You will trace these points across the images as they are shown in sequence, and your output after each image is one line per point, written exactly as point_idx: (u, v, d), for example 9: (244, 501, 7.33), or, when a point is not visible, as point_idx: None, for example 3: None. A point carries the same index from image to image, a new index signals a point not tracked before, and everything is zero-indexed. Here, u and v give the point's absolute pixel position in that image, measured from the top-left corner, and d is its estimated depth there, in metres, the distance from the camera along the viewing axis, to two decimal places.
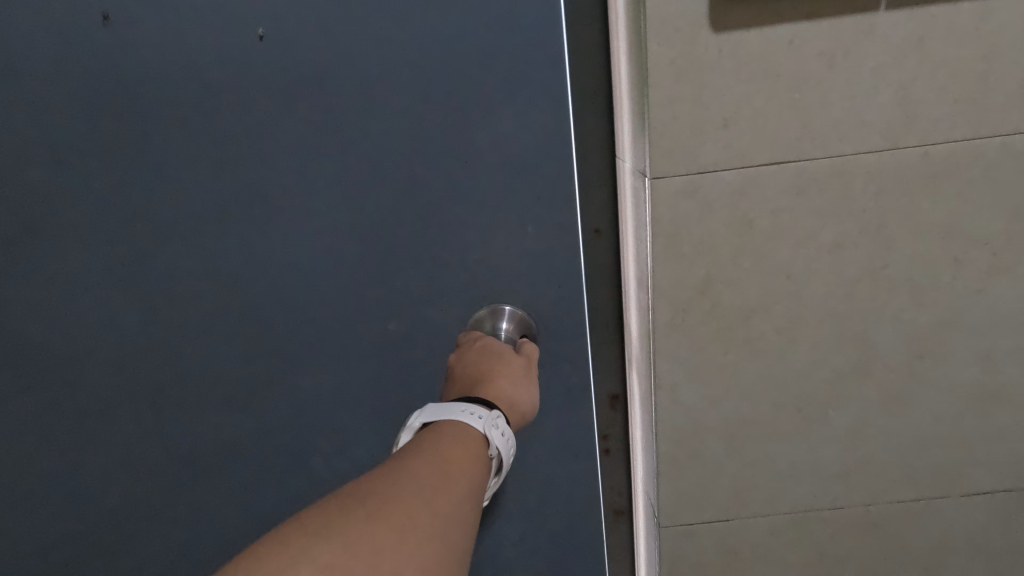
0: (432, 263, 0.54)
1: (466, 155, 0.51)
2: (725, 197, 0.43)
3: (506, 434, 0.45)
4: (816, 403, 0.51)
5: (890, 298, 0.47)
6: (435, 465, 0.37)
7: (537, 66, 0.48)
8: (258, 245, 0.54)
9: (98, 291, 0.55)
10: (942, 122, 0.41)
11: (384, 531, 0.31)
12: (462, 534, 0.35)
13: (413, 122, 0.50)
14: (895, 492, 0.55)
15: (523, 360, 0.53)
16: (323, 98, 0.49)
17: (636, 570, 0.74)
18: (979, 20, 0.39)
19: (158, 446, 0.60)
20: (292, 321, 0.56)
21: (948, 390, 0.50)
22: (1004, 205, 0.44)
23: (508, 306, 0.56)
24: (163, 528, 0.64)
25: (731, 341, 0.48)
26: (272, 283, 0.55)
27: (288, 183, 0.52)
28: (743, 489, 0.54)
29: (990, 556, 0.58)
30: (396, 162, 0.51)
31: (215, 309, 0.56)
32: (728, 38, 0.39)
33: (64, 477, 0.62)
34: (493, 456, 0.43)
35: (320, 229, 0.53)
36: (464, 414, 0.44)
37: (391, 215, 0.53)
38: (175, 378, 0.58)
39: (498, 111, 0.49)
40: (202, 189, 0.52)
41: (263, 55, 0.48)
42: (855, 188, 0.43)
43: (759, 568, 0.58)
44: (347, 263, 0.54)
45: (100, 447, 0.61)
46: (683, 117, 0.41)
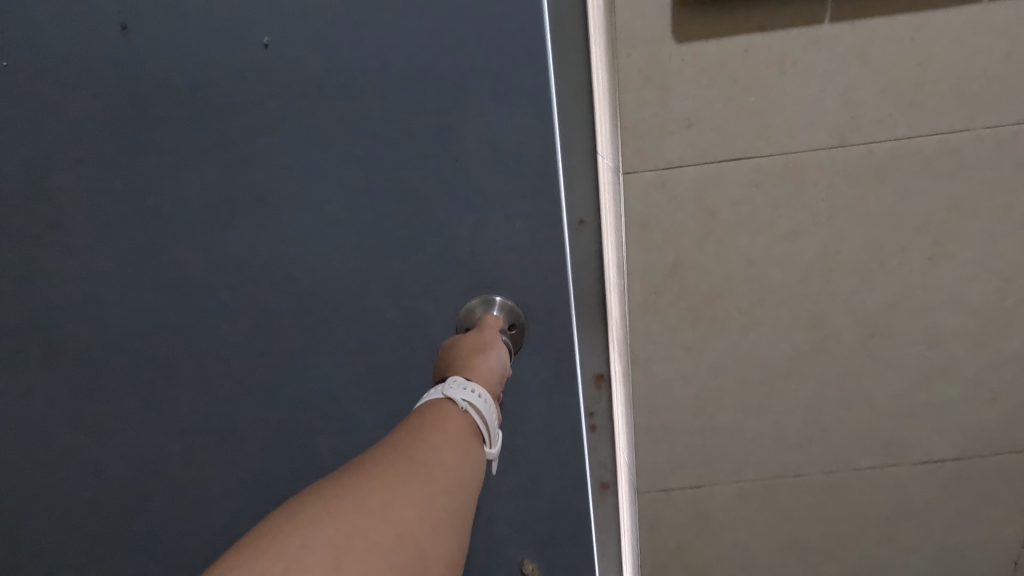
0: (426, 254, 0.59)
1: (456, 153, 0.55)
2: (690, 190, 0.48)
3: (473, 389, 0.45)
4: (778, 378, 0.56)
5: (842, 281, 0.52)
6: (408, 431, 0.39)
7: (521, 72, 0.53)
8: (266, 237, 0.58)
9: (118, 278, 0.60)
10: (883, 122, 0.46)
11: (363, 482, 0.33)
12: (449, 475, 0.36)
13: (408, 124, 0.54)
14: (852, 460, 0.60)
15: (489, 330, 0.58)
16: (325, 101, 0.54)
17: (621, 537, 0.80)
18: (913, 31, 0.43)
19: (173, 422, 0.65)
20: (297, 309, 0.61)
21: (898, 366, 0.55)
22: (943, 197, 0.49)
23: (497, 297, 0.61)
24: (179, 499, 0.69)
25: (699, 321, 0.53)
26: (279, 273, 0.60)
27: (293, 180, 0.56)
28: (714, 456, 0.59)
29: (943, 520, 0.64)
30: (392, 160, 0.56)
31: (226, 296, 0.60)
32: (690, 47, 0.43)
33: (87, 452, 0.66)
34: (465, 407, 0.44)
35: (324, 224, 0.58)
36: (428, 394, 0.46)
37: (389, 210, 0.58)
38: (189, 359, 0.63)
39: (486, 112, 0.54)
40: (215, 185, 0.57)
41: (269, 62, 0.53)
42: (807, 181, 0.48)
43: (729, 530, 0.63)
44: (348, 254, 0.59)
45: (119, 425, 0.65)
46: (651, 118, 0.45)
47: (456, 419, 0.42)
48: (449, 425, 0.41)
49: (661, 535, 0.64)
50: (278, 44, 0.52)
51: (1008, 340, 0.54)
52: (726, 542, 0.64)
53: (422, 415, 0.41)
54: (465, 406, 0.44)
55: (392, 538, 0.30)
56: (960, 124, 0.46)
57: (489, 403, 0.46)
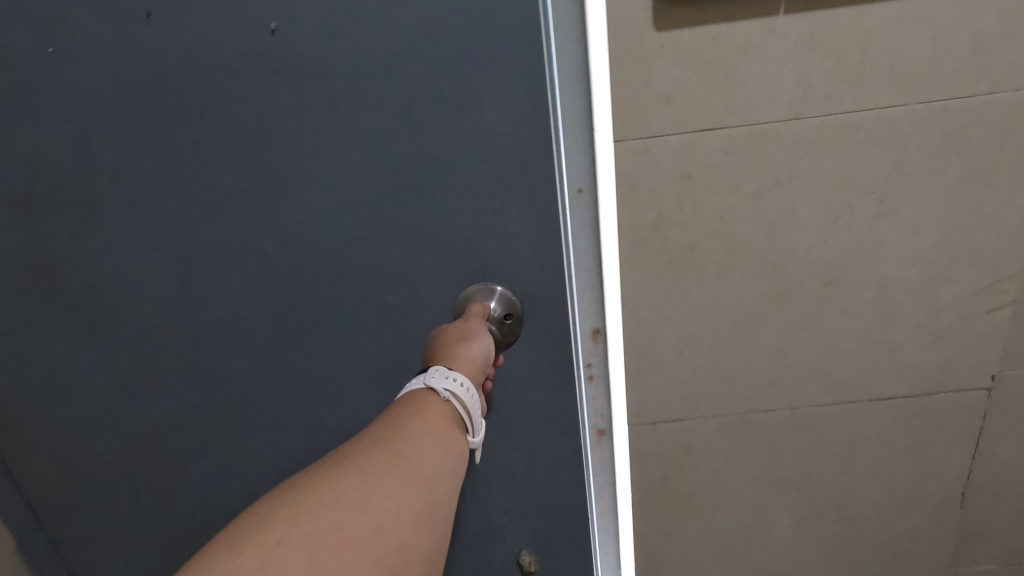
0: (428, 241, 0.61)
1: (453, 141, 0.56)
2: (671, 156, 0.57)
3: (455, 378, 0.50)
4: (748, 321, 0.65)
5: (801, 236, 0.61)
6: (390, 425, 0.44)
7: (530, 60, 0.53)
8: (275, 223, 0.59)
9: (143, 258, 0.60)
10: (832, 98, 0.55)
11: (346, 477, 0.38)
12: (425, 465, 0.41)
13: (408, 113, 0.55)
14: (815, 396, 0.69)
15: (479, 321, 0.60)
16: (326, 86, 0.54)
17: None
18: (855, 21, 0.52)
19: (198, 393, 0.67)
20: (302, 297, 0.62)
21: (852, 312, 0.64)
22: (886, 162, 0.58)
23: (497, 286, 0.62)
24: (207, 467, 0.72)
25: (679, 270, 0.62)
26: (286, 260, 0.61)
27: (300, 169, 0.57)
28: (694, 392, 0.69)
29: (898, 452, 0.73)
30: (394, 150, 0.56)
31: (242, 279, 0.61)
32: (668, 35, 0.52)
33: (116, 425, 0.69)
34: (444, 396, 0.48)
35: (326, 211, 0.59)
36: (415, 381, 0.51)
37: (390, 198, 0.58)
38: (212, 334, 0.64)
39: (482, 100, 0.54)
40: (229, 170, 0.57)
41: (275, 47, 0.52)
42: (769, 149, 0.57)
43: (709, 458, 0.73)
44: (351, 241, 0.60)
45: (147, 396, 0.67)
46: (636, 95, 0.55)
47: (434, 411, 0.47)
48: (429, 418, 0.46)
49: (649, 463, 0.73)
50: (283, 29, 0.51)
51: (947, 288, 0.63)
52: (706, 471, 0.74)
53: (405, 408, 0.46)
54: (446, 396, 0.48)
55: (370, 533, 0.35)
56: (897, 99, 0.55)
57: (471, 392, 0.50)
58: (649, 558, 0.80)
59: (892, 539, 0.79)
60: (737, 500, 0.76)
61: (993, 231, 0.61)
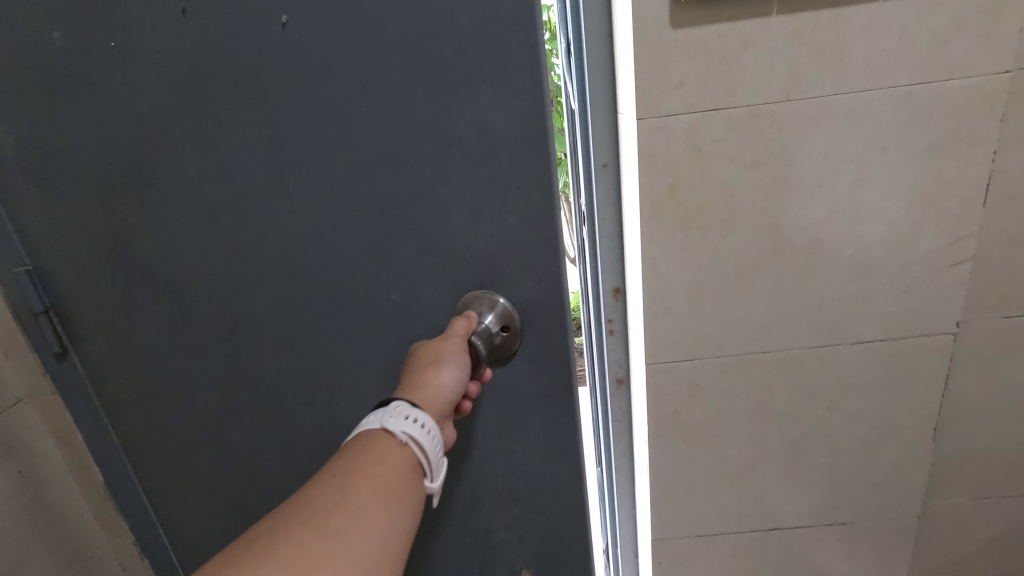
0: (428, 242, 0.59)
1: (451, 139, 0.54)
2: (683, 131, 0.69)
3: (415, 418, 0.48)
4: (748, 272, 0.77)
5: (791, 199, 0.73)
6: (333, 483, 0.43)
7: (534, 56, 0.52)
8: (284, 217, 0.59)
9: (188, 245, 0.61)
10: (816, 84, 0.67)
11: (269, 565, 0.37)
12: (363, 539, 0.41)
13: (409, 110, 0.53)
14: (804, 339, 0.81)
15: (458, 343, 0.58)
16: (329, 82, 0.53)
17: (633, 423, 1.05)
18: (834, 21, 0.64)
19: (237, 375, 0.68)
20: (307, 293, 0.62)
21: (835, 265, 0.77)
22: (861, 137, 0.70)
23: (502, 298, 0.60)
24: (249, 445, 0.73)
25: (690, 228, 0.74)
26: (291, 256, 0.60)
27: (301, 165, 0.56)
28: (702, 335, 0.81)
29: (876, 390, 0.85)
30: (395, 146, 0.55)
31: (264, 269, 0.61)
32: (681, 32, 0.65)
33: (167, 402, 0.71)
34: (402, 439, 0.47)
35: (325, 209, 0.58)
36: (370, 420, 0.49)
37: (390, 197, 0.57)
38: (246, 319, 0.65)
39: (481, 99, 0.53)
40: (250, 162, 0.57)
41: (287, 43, 0.52)
42: (764, 125, 0.69)
43: (714, 394, 0.85)
44: (352, 239, 0.59)
45: (191, 376, 0.69)
46: (655, 81, 0.67)
47: (387, 459, 0.46)
48: (379, 471, 0.45)
49: (663, 399, 0.86)
50: (295, 22, 0.51)
51: (916, 245, 0.75)
52: (712, 405, 0.86)
53: (353, 459, 0.45)
54: (404, 439, 0.47)
55: None
56: (870, 84, 0.67)
57: (432, 432, 0.49)
58: (661, 486, 0.92)
59: (873, 469, 0.91)
60: (738, 432, 0.88)
61: (952, 195, 0.73)
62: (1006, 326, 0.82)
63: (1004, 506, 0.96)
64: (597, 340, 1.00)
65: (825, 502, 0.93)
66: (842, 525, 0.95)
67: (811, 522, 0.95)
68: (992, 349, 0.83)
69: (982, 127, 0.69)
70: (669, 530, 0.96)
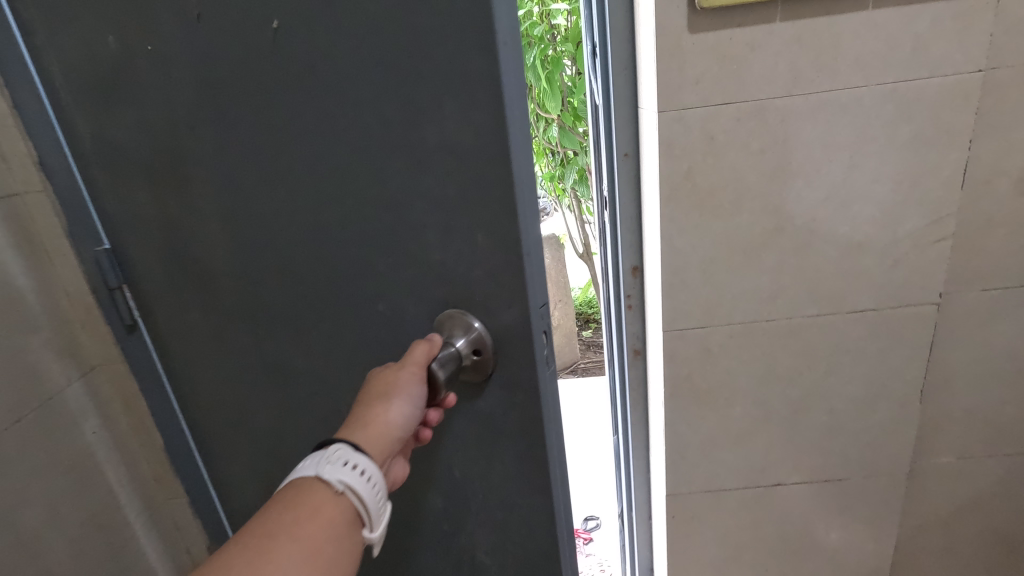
0: (404, 260, 0.53)
1: (419, 155, 0.48)
2: (698, 122, 0.80)
3: (356, 466, 0.43)
4: (754, 247, 0.87)
5: (794, 181, 0.83)
6: (251, 547, 0.38)
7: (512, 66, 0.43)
8: (278, 221, 0.57)
9: (207, 237, 0.63)
10: (814, 81, 0.77)
11: None
12: None
13: (378, 122, 0.48)
14: (804, 309, 0.91)
15: (416, 374, 0.49)
16: (307, 91, 0.49)
17: (648, 396, 1.12)
18: (830, 26, 0.75)
19: (254, 365, 0.69)
20: (299, 298, 0.61)
21: (832, 241, 0.87)
22: (853, 127, 0.80)
23: (477, 322, 0.52)
24: (266, 432, 0.75)
25: (703, 208, 0.85)
26: (285, 259, 0.59)
27: (288, 171, 0.54)
28: (713, 305, 0.91)
29: (870, 356, 0.94)
30: (368, 160, 0.50)
31: (267, 268, 0.61)
32: (697, 36, 0.75)
33: (205, 376, 0.77)
34: (338, 489, 0.42)
35: (310, 218, 0.55)
36: (304, 467, 0.43)
37: (365, 212, 0.52)
38: (257, 313, 0.65)
39: (450, 113, 0.45)
40: (248, 162, 0.55)
41: (271, 44, 0.48)
42: (769, 117, 0.79)
43: (723, 358, 0.95)
44: (334, 250, 0.56)
45: (220, 360, 0.73)
46: (674, 79, 0.78)
47: (318, 514, 0.41)
48: (307, 530, 0.40)
49: (677, 363, 0.96)
50: (281, 25, 0.47)
51: (903, 224, 0.86)
52: (721, 369, 0.96)
53: (278, 516, 0.40)
54: (341, 488, 0.42)
55: None
56: (861, 81, 0.78)
57: (375, 480, 0.44)
58: (675, 444, 1.03)
59: (867, 429, 1.01)
60: (744, 394, 0.98)
61: (935, 180, 0.83)
62: (986, 299, 0.92)
63: (988, 466, 1.05)
64: (617, 315, 1.10)
65: (823, 460, 1.03)
66: (838, 481, 1.05)
67: (810, 478, 1.05)
68: (973, 320, 0.93)
69: (960, 120, 0.79)
70: (681, 486, 1.06)
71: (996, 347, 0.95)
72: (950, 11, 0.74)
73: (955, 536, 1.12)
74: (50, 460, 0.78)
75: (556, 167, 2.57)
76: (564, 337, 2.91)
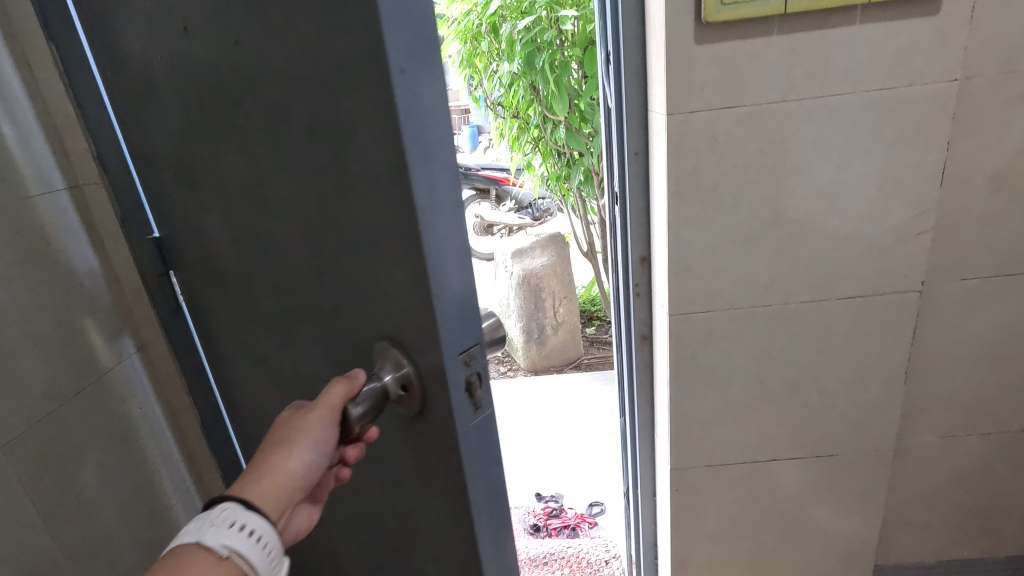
0: (347, 287, 0.48)
1: (346, 182, 0.42)
2: (703, 124, 0.89)
3: (241, 530, 0.41)
4: (753, 238, 0.96)
5: (789, 178, 0.92)
6: None
7: (420, 94, 0.36)
8: (259, 232, 0.57)
9: (220, 235, 0.65)
10: (807, 88, 0.86)
11: None
12: None
13: (316, 145, 0.44)
14: (798, 295, 1.00)
15: (324, 422, 0.44)
16: (264, 106, 0.46)
17: (654, 379, 1.20)
18: (821, 40, 0.84)
19: (259, 361, 0.72)
20: (282, 308, 0.60)
21: (824, 233, 0.95)
22: (843, 130, 0.89)
23: (406, 364, 0.44)
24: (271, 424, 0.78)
25: (707, 202, 0.94)
26: (268, 268, 0.59)
27: (260, 185, 0.53)
28: (715, 291, 1.00)
29: (858, 339, 1.03)
30: (313, 182, 0.46)
31: (258, 273, 0.61)
32: (703, 47, 0.84)
33: (230, 361, 0.82)
34: (222, 556, 0.40)
35: (280, 232, 0.54)
36: (191, 528, 0.41)
37: (318, 234, 0.49)
38: (256, 313, 0.67)
39: (360, 143, 0.39)
40: (234, 171, 0.55)
41: (236, 56, 0.46)
42: (767, 120, 0.88)
43: (723, 340, 1.04)
44: (300, 266, 0.54)
45: (239, 349, 0.76)
46: (682, 85, 0.86)
47: None
48: None
49: (682, 345, 1.04)
50: (242, 40, 0.45)
51: (888, 218, 0.94)
52: (722, 351, 1.04)
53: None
54: (224, 554, 0.40)
55: None
56: (849, 88, 0.87)
57: (263, 544, 0.41)
58: (679, 421, 1.11)
59: (855, 408, 1.09)
60: (743, 374, 1.06)
61: (917, 178, 0.92)
62: (964, 287, 1.01)
63: (968, 445, 1.14)
64: (627, 303, 1.18)
65: (815, 437, 1.12)
66: (829, 456, 1.13)
67: (803, 454, 1.13)
68: (953, 307, 1.02)
69: (939, 124, 0.88)
70: (684, 460, 1.14)
71: (974, 332, 1.04)
72: (929, 27, 0.83)
73: (938, 510, 1.20)
74: (104, 429, 0.85)
75: (562, 168, 2.66)
76: (569, 334, 3.01)
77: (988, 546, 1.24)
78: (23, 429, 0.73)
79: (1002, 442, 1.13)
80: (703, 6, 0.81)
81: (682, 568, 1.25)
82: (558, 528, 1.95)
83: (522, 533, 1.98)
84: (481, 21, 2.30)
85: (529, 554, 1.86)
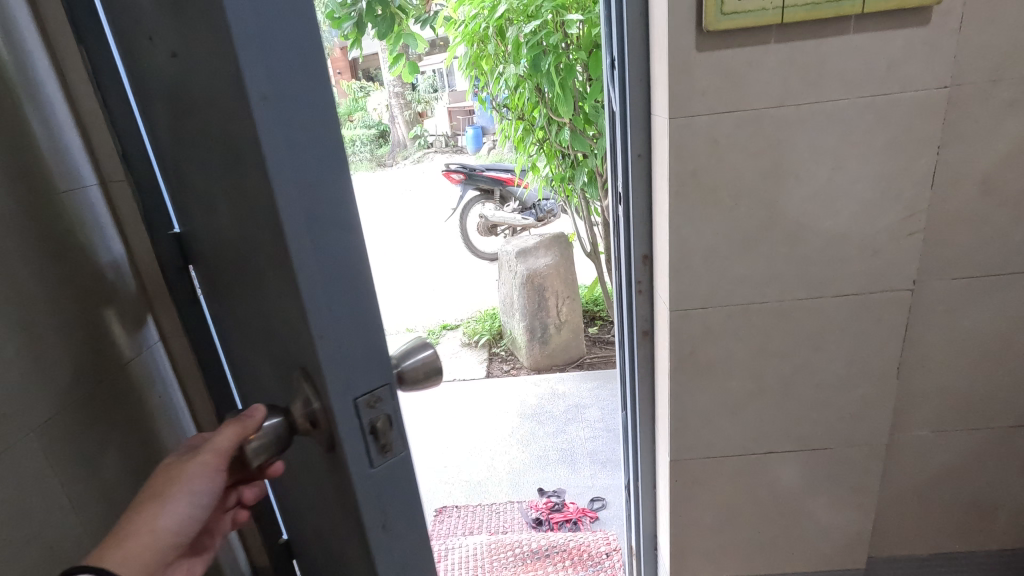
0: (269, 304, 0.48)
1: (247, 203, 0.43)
2: (703, 127, 0.92)
3: None
4: (751, 237, 1.00)
5: (786, 180, 0.96)
6: None
7: (288, 119, 0.36)
8: (218, 240, 0.58)
9: (201, 235, 0.68)
10: (803, 94, 0.91)
11: None
12: None
13: (227, 163, 0.44)
14: (794, 292, 1.04)
15: (198, 478, 0.49)
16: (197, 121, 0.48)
17: (655, 374, 1.23)
18: (817, 48, 0.88)
19: (236, 360, 0.74)
20: (242, 312, 0.62)
21: (819, 232, 0.99)
22: (837, 134, 0.93)
23: (318, 400, 0.44)
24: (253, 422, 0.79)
25: (707, 202, 0.97)
26: (228, 273, 0.60)
27: (209, 196, 0.54)
28: (714, 288, 1.03)
29: (853, 335, 1.07)
30: (233, 198, 0.47)
31: (225, 277, 0.63)
32: (704, 54, 0.88)
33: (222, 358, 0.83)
34: None
35: (228, 240, 0.55)
36: None
37: (245, 249, 0.50)
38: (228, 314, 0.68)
39: (245, 167, 0.40)
40: (194, 178, 0.57)
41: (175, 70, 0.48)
42: (765, 124, 0.92)
43: (722, 335, 1.07)
44: (242, 276, 0.55)
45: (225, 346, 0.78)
46: (684, 90, 0.90)
47: None
48: None
49: (682, 340, 1.07)
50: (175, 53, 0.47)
51: (881, 218, 0.98)
52: (721, 346, 1.08)
53: None
54: None
55: None
56: (844, 94, 0.91)
57: None
58: (679, 414, 1.14)
59: (850, 403, 1.13)
60: (741, 369, 1.10)
61: (908, 180, 0.96)
62: (954, 286, 1.05)
63: (960, 439, 1.17)
64: (630, 300, 1.21)
65: (810, 430, 1.16)
66: (824, 449, 1.17)
67: (799, 447, 1.17)
68: (944, 305, 1.06)
69: (929, 129, 0.93)
70: (684, 453, 1.18)
71: (965, 330, 1.08)
72: (918, 37, 0.88)
73: (930, 503, 1.24)
74: (130, 421, 0.77)
75: (567, 169, 2.71)
76: (571, 333, 3.03)
77: (980, 539, 1.27)
78: (47, 420, 0.64)
79: (992, 437, 1.17)
80: (704, 16, 0.85)
81: (680, 558, 1.28)
82: (560, 522, 2.01)
83: (525, 527, 2.02)
84: (488, 24, 2.35)
85: (532, 545, 1.90)
